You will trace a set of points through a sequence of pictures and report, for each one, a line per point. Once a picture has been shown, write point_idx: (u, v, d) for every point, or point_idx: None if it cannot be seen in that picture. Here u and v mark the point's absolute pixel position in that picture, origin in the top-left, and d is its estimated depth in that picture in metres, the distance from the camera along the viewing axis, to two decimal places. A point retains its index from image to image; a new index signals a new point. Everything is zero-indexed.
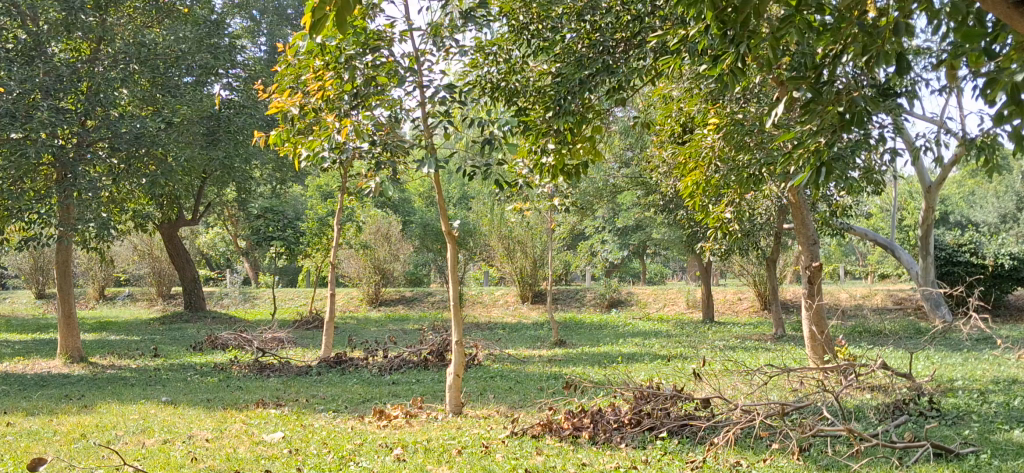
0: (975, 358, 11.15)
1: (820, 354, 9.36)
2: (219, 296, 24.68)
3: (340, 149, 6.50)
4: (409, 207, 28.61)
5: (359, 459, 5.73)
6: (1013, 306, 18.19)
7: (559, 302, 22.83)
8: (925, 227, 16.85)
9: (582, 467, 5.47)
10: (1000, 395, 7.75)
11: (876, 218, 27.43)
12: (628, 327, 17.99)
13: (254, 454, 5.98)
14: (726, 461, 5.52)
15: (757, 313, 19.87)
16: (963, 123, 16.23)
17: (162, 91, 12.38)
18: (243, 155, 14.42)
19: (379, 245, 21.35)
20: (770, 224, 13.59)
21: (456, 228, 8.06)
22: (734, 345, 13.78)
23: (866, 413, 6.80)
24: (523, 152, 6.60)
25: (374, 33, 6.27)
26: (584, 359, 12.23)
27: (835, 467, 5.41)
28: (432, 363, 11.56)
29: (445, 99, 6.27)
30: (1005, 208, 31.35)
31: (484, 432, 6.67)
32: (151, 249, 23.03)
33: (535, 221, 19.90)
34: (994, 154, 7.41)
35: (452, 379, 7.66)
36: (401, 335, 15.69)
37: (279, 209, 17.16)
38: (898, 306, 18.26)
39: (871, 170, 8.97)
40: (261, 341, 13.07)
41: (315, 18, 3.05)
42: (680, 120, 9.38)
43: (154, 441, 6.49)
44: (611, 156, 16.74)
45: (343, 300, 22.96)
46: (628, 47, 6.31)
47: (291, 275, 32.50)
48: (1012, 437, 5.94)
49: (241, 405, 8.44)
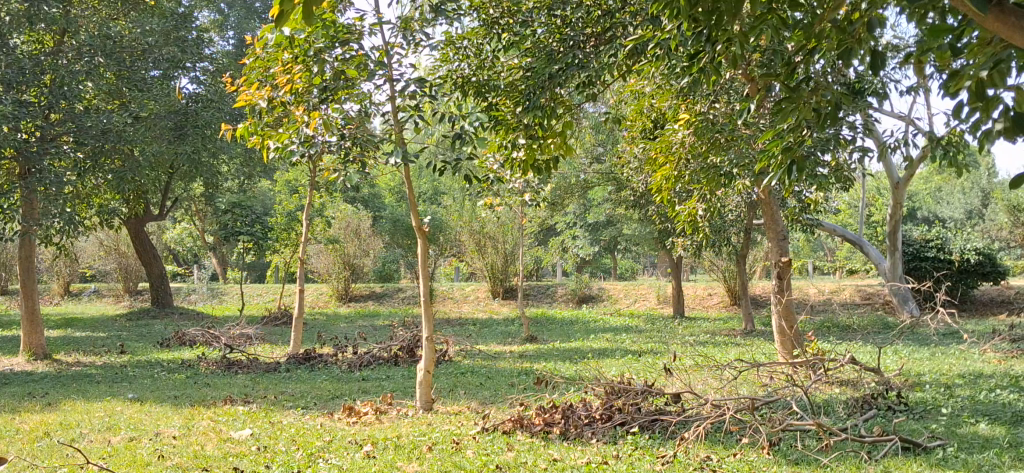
0: (942, 352, 11.24)
1: (789, 349, 9.35)
2: (186, 292, 24.47)
3: (310, 143, 6.52)
4: (379, 201, 28.50)
5: (328, 456, 5.68)
6: (978, 299, 18.45)
7: (529, 297, 22.85)
8: (893, 223, 16.97)
9: (554, 463, 5.45)
10: (967, 389, 7.81)
11: (844, 214, 27.70)
12: (598, 322, 18.06)
13: (222, 451, 5.91)
14: (697, 456, 5.51)
15: (727, 308, 19.98)
16: (932, 120, 16.37)
17: (128, 85, 12.13)
18: (211, 148, 14.19)
19: (348, 240, 21.24)
20: (741, 219, 13.64)
21: (426, 224, 7.97)
22: (704, 340, 13.84)
23: (835, 407, 6.85)
24: (492, 146, 6.50)
25: (344, 26, 6.23)
26: (553, 354, 12.20)
27: (804, 462, 5.43)
28: (403, 359, 11.53)
29: (415, 93, 6.25)
30: (971, 205, 32.03)
31: (454, 428, 6.63)
32: (117, 244, 22.78)
33: (508, 216, 19.89)
34: (963, 151, 7.44)
35: (423, 375, 7.60)
36: (371, 332, 15.61)
37: (247, 204, 17.05)
38: (865, 302, 18.41)
39: (840, 168, 9.00)
40: (229, 337, 12.94)
41: (281, 8, 2.91)
42: (651, 116, 9.43)
43: (120, 439, 6.40)
44: (582, 151, 16.70)
45: (313, 295, 22.84)
46: (599, 42, 6.28)
47: (259, 270, 32.30)
48: (978, 430, 5.98)
49: (209, 402, 8.35)
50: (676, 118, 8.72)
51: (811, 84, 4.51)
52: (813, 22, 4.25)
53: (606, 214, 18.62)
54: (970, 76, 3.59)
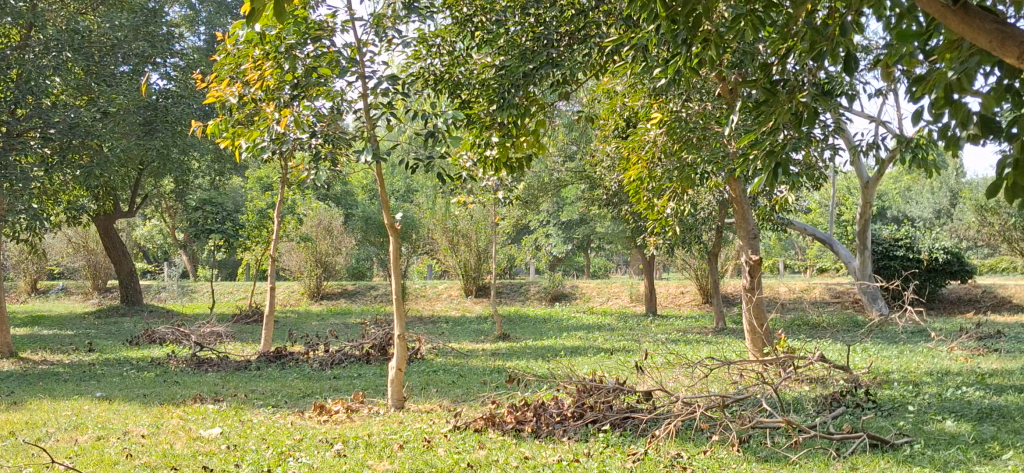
0: (910, 350, 11.38)
1: (760, 347, 9.40)
2: (157, 290, 24.28)
3: (281, 140, 6.42)
4: (352, 199, 28.39)
5: (299, 454, 5.66)
6: (946, 299, 18.65)
7: (502, 295, 22.86)
8: (863, 222, 17.10)
9: (525, 461, 5.45)
10: (934, 386, 7.89)
11: (815, 213, 27.94)
12: (571, 320, 18.13)
13: (191, 450, 5.87)
14: (668, 453, 5.54)
15: (699, 306, 20.09)
16: (901, 121, 16.52)
17: (97, 80, 12.00)
18: (180, 145, 14.06)
19: (320, 238, 21.13)
20: (712, 218, 13.70)
21: (397, 221, 7.93)
22: (676, 337, 13.88)
23: (805, 405, 6.89)
24: (466, 144, 6.50)
25: (315, 22, 6.20)
26: (525, 352, 12.23)
27: (774, 459, 5.47)
28: (374, 357, 11.50)
29: (388, 91, 6.22)
30: (940, 204, 32.52)
31: (426, 427, 6.62)
32: (86, 241, 22.57)
33: (481, 214, 19.90)
34: (931, 151, 7.52)
35: (395, 373, 7.58)
36: (343, 330, 15.58)
37: (218, 202, 16.96)
38: (835, 300, 18.57)
39: (812, 167, 9.05)
40: (200, 335, 12.86)
41: (253, 5, 2.89)
42: (623, 115, 9.43)
43: (87, 438, 6.34)
44: (555, 150, 16.69)
45: (285, 293, 22.73)
46: (572, 40, 6.34)
47: (229, 268, 32.08)
48: (944, 427, 6.05)
49: (178, 400, 8.30)
50: (648, 117, 8.73)
51: (786, 86, 4.53)
52: (789, 25, 4.27)
53: (579, 212, 18.69)
54: (937, 81, 3.65)
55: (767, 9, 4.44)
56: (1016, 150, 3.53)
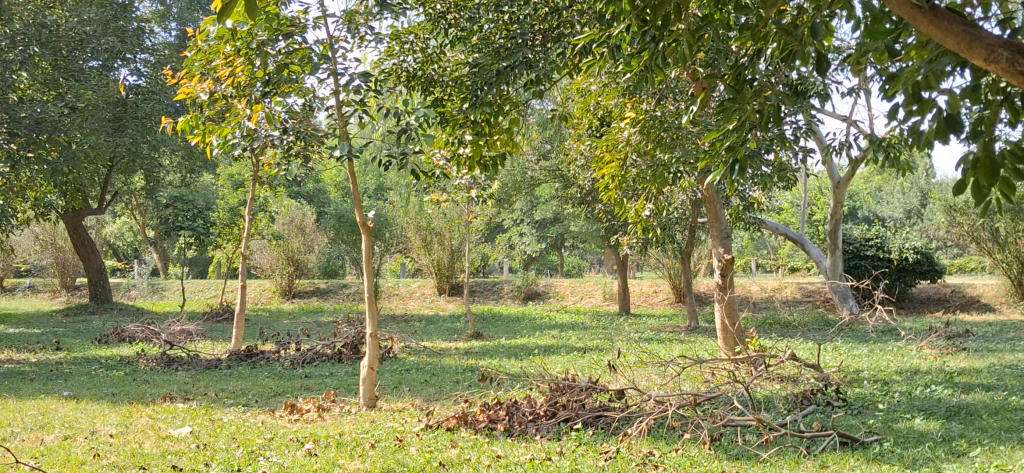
0: (880, 348, 11.46)
1: (732, 346, 9.42)
2: (126, 288, 24.02)
3: (252, 137, 6.36)
4: (324, 197, 28.27)
5: (269, 453, 5.62)
6: (916, 298, 18.83)
7: (475, 294, 22.84)
8: (834, 222, 17.21)
9: (496, 460, 5.42)
10: (904, 385, 7.95)
11: (787, 213, 28.10)
12: (545, 318, 18.11)
13: (160, 449, 5.81)
14: (640, 451, 5.55)
15: (672, 305, 20.15)
16: (871, 122, 16.65)
17: (65, 75, 11.93)
18: (151, 141, 13.92)
19: (292, 236, 21.01)
20: (685, 217, 13.74)
21: (370, 220, 7.89)
22: (648, 336, 13.91)
23: (776, 403, 6.92)
24: (438, 143, 6.44)
25: (287, 18, 6.17)
26: (498, 351, 12.21)
27: (745, 457, 5.49)
28: (346, 356, 11.43)
29: (359, 87, 6.20)
30: (910, 204, 32.85)
31: (398, 425, 6.58)
32: (54, 239, 22.30)
33: (455, 212, 19.87)
34: (902, 152, 7.57)
35: (367, 372, 7.54)
36: (315, 328, 15.49)
37: (189, 199, 16.81)
38: (807, 299, 18.68)
39: (784, 167, 9.09)
40: (170, 334, 12.74)
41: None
42: (597, 114, 9.44)
43: (54, 438, 6.25)
44: (529, 148, 16.67)
45: (256, 291, 22.57)
46: (547, 39, 6.27)
47: (200, 265, 31.86)
48: (913, 425, 6.09)
49: (147, 399, 8.21)
50: (622, 116, 8.75)
51: (754, 85, 4.55)
52: (758, 25, 4.29)
53: (552, 211, 18.70)
54: (907, 79, 3.69)
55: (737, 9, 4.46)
56: (978, 153, 3.57)
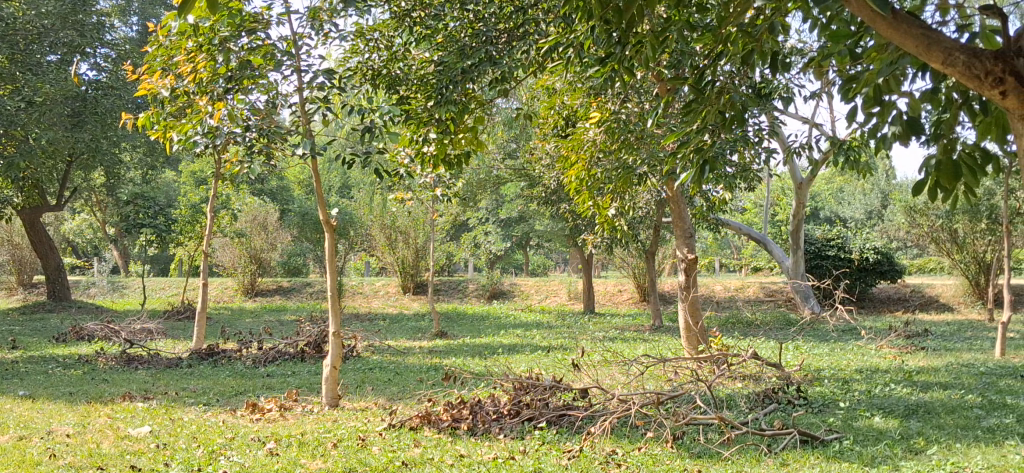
0: (841, 348, 11.57)
1: (695, 345, 9.44)
2: (86, 286, 23.67)
3: (214, 134, 6.26)
4: (288, 194, 28.09)
5: (230, 453, 5.56)
6: (876, 298, 19.05)
7: (440, 293, 22.79)
8: (797, 222, 17.36)
9: (460, 459, 5.41)
10: (864, 383, 8.02)
11: (750, 214, 28.36)
12: (509, 317, 18.10)
13: (118, 449, 5.73)
14: (602, 450, 5.54)
15: (636, 304, 20.23)
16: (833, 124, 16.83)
17: (22, 69, 11.87)
18: (110, 136, 13.74)
19: (255, 233, 20.84)
20: (649, 217, 13.77)
21: (333, 217, 7.83)
22: (613, 335, 13.94)
23: (737, 401, 6.97)
24: (403, 141, 6.39)
25: (249, 14, 6.09)
26: (462, 350, 12.17)
27: (707, 455, 5.52)
28: (309, 355, 11.34)
29: (323, 84, 6.13)
30: (871, 205, 33.26)
31: (361, 425, 6.53)
32: (11, 235, 21.92)
33: (419, 210, 19.82)
34: (863, 153, 7.64)
35: (329, 371, 7.48)
36: (277, 327, 15.36)
37: (149, 196, 16.61)
38: (769, 298, 18.83)
39: (747, 166, 9.15)
40: (129, 332, 12.57)
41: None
42: (562, 113, 9.44)
43: (10, 438, 6.14)
44: (494, 147, 16.64)
45: (218, 289, 22.36)
46: (511, 38, 6.21)
47: (162, 262, 31.52)
48: (872, 422, 6.15)
49: (106, 398, 8.10)
50: (587, 115, 8.77)
51: (718, 85, 4.56)
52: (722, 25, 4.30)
53: (517, 210, 18.71)
54: (867, 83, 3.74)
55: (698, 11, 4.51)
56: (938, 156, 3.62)
